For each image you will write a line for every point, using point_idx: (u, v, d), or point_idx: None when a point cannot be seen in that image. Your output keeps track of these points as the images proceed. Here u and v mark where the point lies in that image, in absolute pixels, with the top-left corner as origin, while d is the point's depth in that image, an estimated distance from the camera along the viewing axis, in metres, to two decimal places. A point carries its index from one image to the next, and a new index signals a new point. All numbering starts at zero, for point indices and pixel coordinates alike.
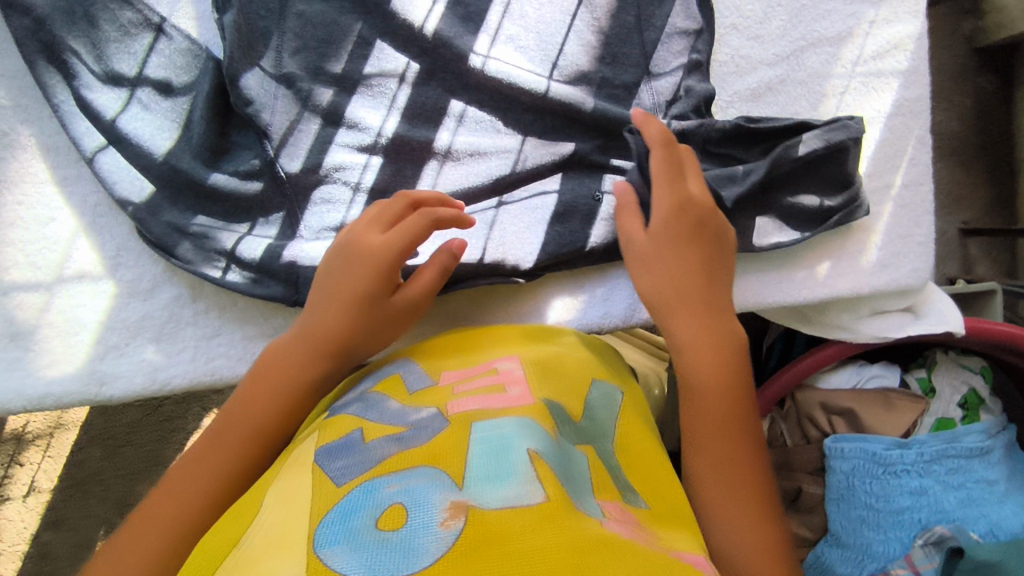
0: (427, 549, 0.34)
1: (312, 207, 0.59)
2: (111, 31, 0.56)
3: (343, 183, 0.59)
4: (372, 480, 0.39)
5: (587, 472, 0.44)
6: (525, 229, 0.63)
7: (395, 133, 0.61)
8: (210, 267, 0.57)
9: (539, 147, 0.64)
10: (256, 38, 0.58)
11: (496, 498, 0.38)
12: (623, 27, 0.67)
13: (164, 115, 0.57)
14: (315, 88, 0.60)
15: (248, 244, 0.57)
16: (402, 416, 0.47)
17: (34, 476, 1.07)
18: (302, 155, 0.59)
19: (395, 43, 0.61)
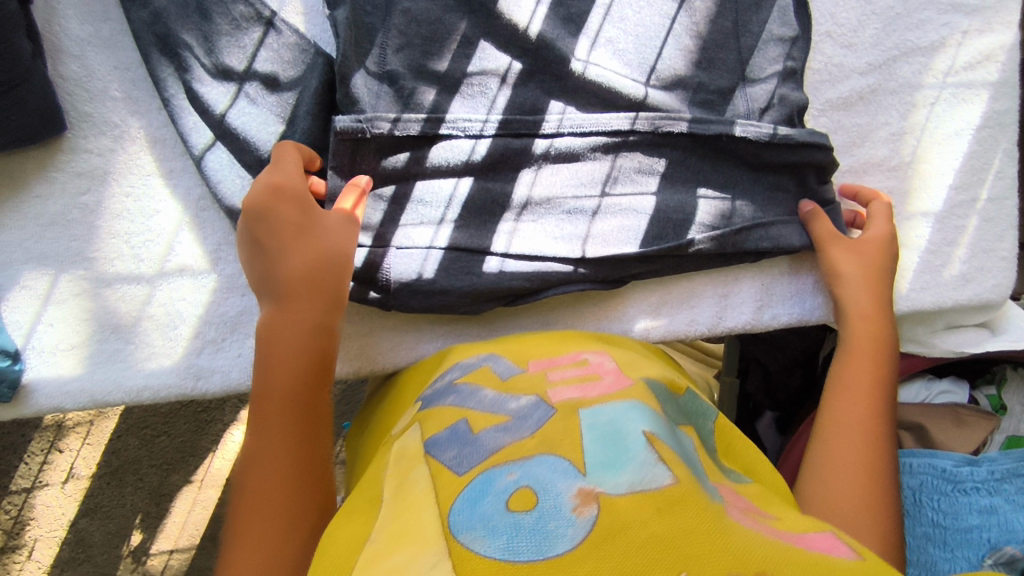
0: (564, 534, 0.34)
1: (408, 211, 0.59)
2: (223, 24, 0.55)
3: (438, 192, 0.59)
4: (488, 470, 0.40)
5: (696, 456, 0.44)
6: (615, 237, 0.61)
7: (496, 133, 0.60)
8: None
9: (632, 158, 0.63)
10: (363, 34, 0.58)
11: (621, 483, 0.37)
12: (721, 32, 0.66)
13: (270, 109, 0.56)
14: (417, 87, 0.59)
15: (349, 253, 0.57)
16: (499, 405, 0.47)
17: (72, 464, 1.06)
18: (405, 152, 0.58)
19: (497, 43, 0.61)
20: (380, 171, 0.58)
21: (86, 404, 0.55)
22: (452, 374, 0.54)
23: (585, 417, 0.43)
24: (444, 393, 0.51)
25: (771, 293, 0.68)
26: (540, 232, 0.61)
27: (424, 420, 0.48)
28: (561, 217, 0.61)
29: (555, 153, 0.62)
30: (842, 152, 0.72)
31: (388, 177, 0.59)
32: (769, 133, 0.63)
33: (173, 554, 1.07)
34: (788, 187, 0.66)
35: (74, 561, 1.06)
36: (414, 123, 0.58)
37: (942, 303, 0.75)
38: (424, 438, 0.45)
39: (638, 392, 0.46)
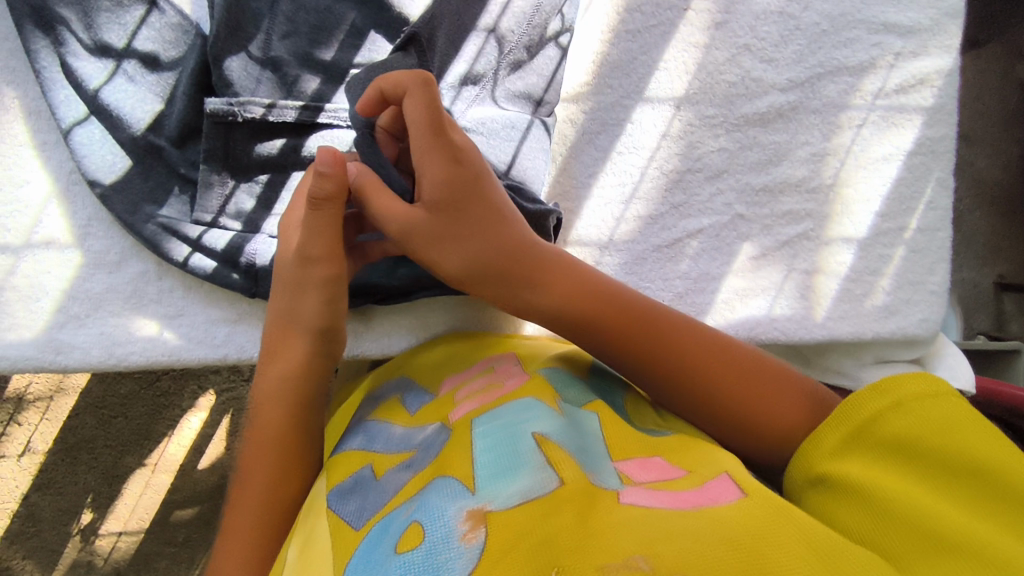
0: (452, 568, 0.32)
1: (284, 196, 0.58)
2: (103, 1, 0.55)
3: None
4: (388, 512, 0.40)
5: (599, 437, 0.44)
6: None
7: None
8: (175, 246, 0.57)
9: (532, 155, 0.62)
10: (246, 18, 0.58)
11: (512, 493, 0.37)
12: None
13: (148, 88, 0.57)
14: (301, 75, 0.59)
15: (215, 234, 0.57)
16: (406, 442, 0.48)
17: (30, 437, 1.04)
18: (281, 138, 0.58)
19: (388, 36, 0.61)
20: (255, 156, 0.58)
21: None
22: (367, 410, 0.55)
23: (476, 428, 0.44)
24: (353, 434, 0.52)
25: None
26: None
27: (330, 470, 0.48)
28: None
29: None
30: (758, 169, 0.69)
31: (264, 163, 0.58)
32: None
33: (122, 536, 1.05)
34: None
35: (24, 535, 1.04)
36: (290, 110, 0.57)
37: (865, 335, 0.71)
38: (330, 488, 0.46)
39: (534, 392, 0.47)
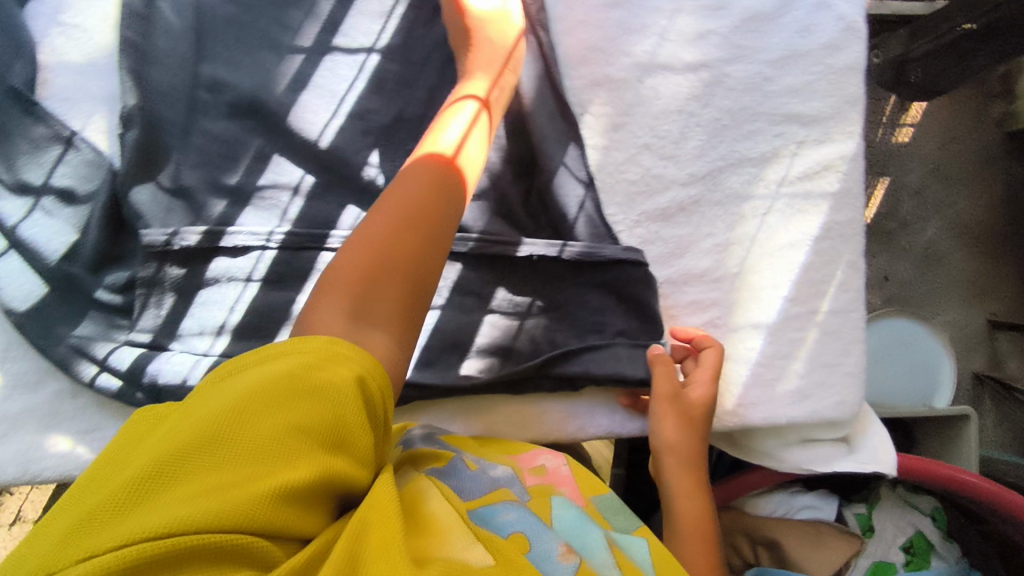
0: (557, 569, 0.46)
1: (193, 311, 0.64)
2: (23, 145, 0.61)
3: (225, 290, 0.64)
4: (490, 505, 0.52)
5: (638, 546, 0.56)
6: None
7: (285, 239, 0.64)
8: (84, 366, 0.61)
9: None
10: (158, 151, 0.63)
11: (602, 561, 0.51)
12: (523, 151, 0.70)
13: (65, 220, 0.62)
14: (209, 201, 0.64)
15: (120, 353, 0.62)
16: (487, 474, 0.57)
17: (13, 509, 1.07)
18: (189, 261, 0.63)
19: (294, 158, 0.65)
20: (166, 279, 0.63)
21: None
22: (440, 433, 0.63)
23: (556, 507, 0.56)
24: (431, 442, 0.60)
25: (576, 422, 0.70)
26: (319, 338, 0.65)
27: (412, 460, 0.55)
28: None
29: None
30: (662, 263, 0.72)
31: (171, 285, 0.63)
32: (559, 247, 0.67)
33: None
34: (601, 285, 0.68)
35: None
36: (194, 236, 0.62)
37: (776, 420, 0.72)
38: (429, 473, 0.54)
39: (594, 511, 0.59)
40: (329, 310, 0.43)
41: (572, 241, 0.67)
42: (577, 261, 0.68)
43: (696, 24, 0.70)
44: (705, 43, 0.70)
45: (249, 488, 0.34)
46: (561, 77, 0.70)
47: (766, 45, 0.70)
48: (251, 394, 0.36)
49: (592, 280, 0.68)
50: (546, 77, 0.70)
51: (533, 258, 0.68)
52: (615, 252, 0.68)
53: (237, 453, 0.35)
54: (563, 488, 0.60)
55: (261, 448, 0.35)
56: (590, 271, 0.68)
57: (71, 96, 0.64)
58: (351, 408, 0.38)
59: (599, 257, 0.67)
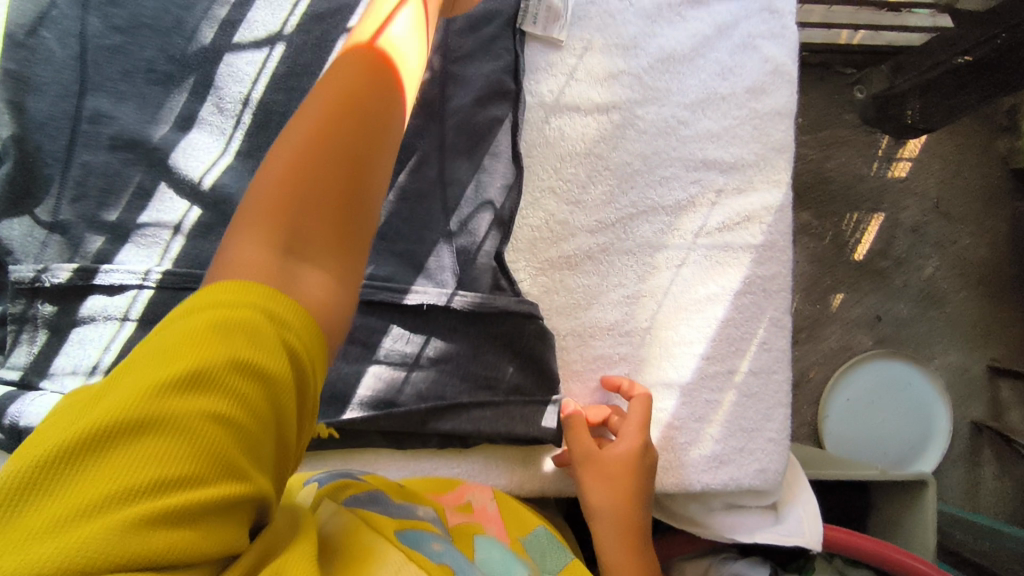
0: None
1: (66, 349, 0.60)
2: None
3: (100, 328, 0.60)
4: (415, 530, 0.48)
5: None
6: None
7: (161, 278, 0.61)
8: None
9: None
10: (36, 184, 0.61)
11: None
12: (424, 181, 0.65)
13: None
14: (86, 236, 0.61)
15: None
16: (409, 509, 0.52)
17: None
18: (59, 299, 0.61)
19: (178, 193, 0.63)
20: (37, 317, 0.60)
21: None
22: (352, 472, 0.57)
23: (478, 548, 0.51)
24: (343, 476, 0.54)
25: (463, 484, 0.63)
26: None
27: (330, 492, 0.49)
28: None
29: None
30: (566, 314, 0.66)
31: (43, 322, 0.60)
32: (449, 294, 0.63)
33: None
34: (496, 336, 0.63)
35: None
36: (66, 271, 0.60)
37: (689, 488, 0.65)
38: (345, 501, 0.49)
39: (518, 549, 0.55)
40: (253, 240, 0.35)
41: (465, 291, 0.63)
42: (469, 312, 0.62)
43: (607, 64, 0.68)
44: (617, 83, 0.68)
45: (160, 493, 0.27)
46: (463, 113, 0.66)
47: (680, 87, 0.68)
48: (158, 367, 0.29)
49: (486, 331, 0.63)
50: (444, 113, 0.66)
51: (422, 306, 0.62)
52: (511, 303, 0.63)
53: (150, 448, 0.28)
54: (488, 528, 0.55)
55: (169, 458, 0.28)
56: (484, 322, 0.63)
57: None
58: (279, 395, 0.31)
59: (493, 309, 0.62)
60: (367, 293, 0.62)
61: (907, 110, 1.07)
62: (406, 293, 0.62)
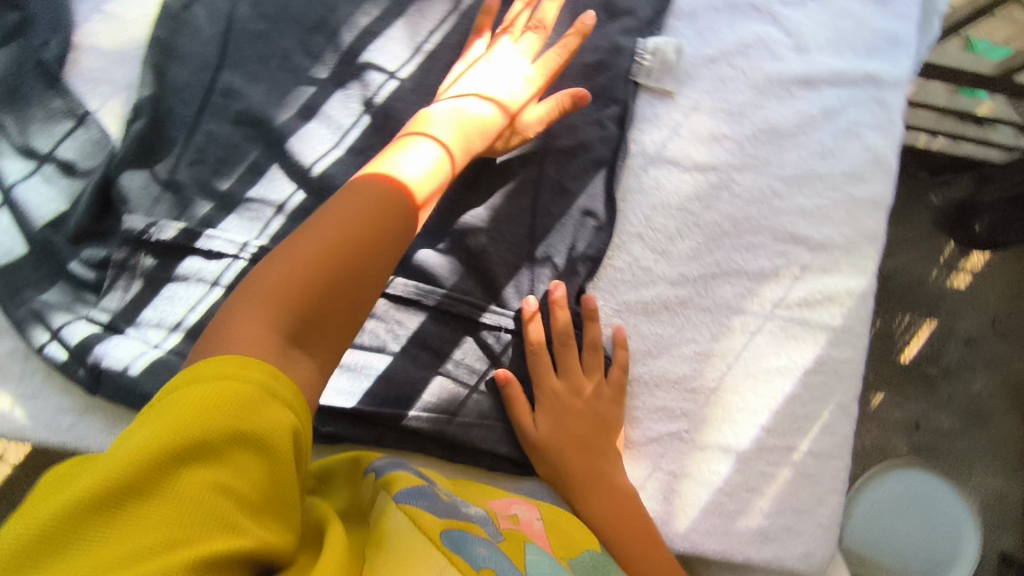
0: None
1: (156, 301, 0.63)
2: (39, 113, 0.63)
3: (191, 287, 0.63)
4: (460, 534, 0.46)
5: None
6: (336, 384, 0.62)
7: (257, 251, 0.62)
8: (37, 332, 0.61)
9: (391, 310, 0.64)
10: (162, 143, 0.65)
11: None
12: (518, 208, 0.67)
13: (59, 190, 0.63)
14: (196, 200, 0.64)
15: (74, 327, 0.61)
16: (458, 510, 0.50)
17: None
18: (160, 253, 0.63)
19: (288, 174, 0.65)
20: (137, 266, 0.63)
21: None
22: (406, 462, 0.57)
23: (527, 556, 0.49)
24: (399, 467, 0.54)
25: None
26: None
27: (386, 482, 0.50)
28: None
29: None
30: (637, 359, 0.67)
31: (141, 272, 0.63)
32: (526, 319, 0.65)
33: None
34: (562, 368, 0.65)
35: None
36: (172, 229, 0.63)
37: (730, 557, 0.64)
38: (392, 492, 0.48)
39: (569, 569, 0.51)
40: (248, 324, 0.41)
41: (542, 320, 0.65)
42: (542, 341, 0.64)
43: (712, 126, 0.69)
44: (719, 146, 0.69)
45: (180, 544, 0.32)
46: (568, 148, 0.67)
47: (780, 159, 0.69)
48: (159, 432, 0.34)
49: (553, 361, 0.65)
50: (551, 145, 0.67)
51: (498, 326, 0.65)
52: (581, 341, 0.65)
53: (157, 509, 0.33)
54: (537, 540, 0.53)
55: (182, 516, 0.33)
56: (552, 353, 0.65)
57: (92, 75, 0.65)
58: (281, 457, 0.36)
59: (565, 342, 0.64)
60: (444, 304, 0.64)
61: (978, 224, 1.12)
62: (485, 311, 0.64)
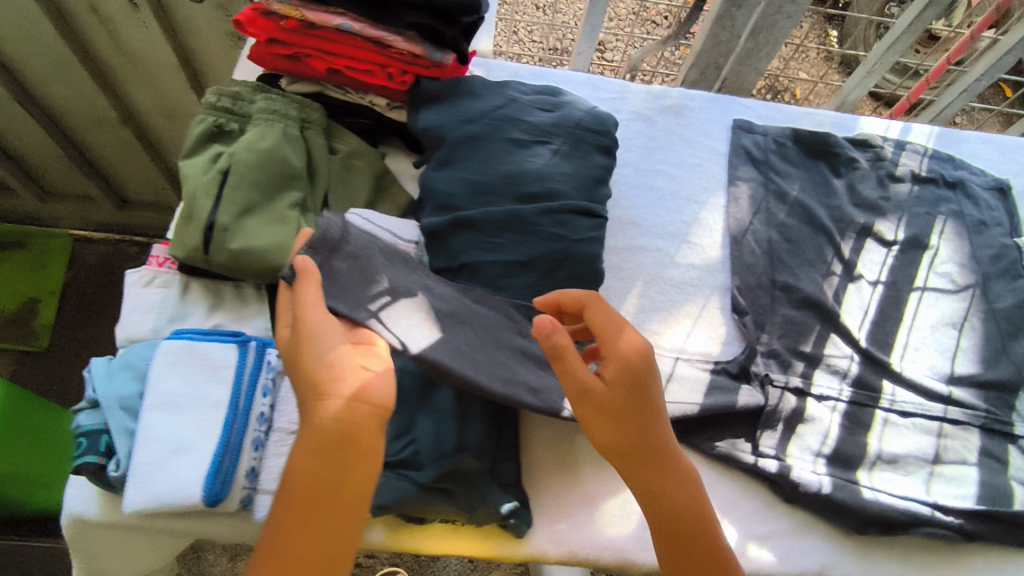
0: None
1: (804, 428, 0.82)
2: (677, 311, 0.89)
3: (822, 411, 0.83)
4: None
5: None
6: (954, 477, 0.81)
7: (858, 373, 0.87)
8: (746, 454, 0.78)
9: (961, 411, 0.86)
10: (757, 325, 0.89)
11: None
12: (995, 349, 0.92)
13: (705, 353, 0.86)
14: (792, 360, 0.86)
15: (767, 458, 0.78)
16: None
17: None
18: (792, 393, 0.83)
19: (844, 338, 0.89)
20: (783, 409, 0.82)
21: (559, 550, 0.73)
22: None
23: None
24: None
25: None
26: (893, 464, 0.81)
27: None
28: (909, 449, 0.82)
29: (895, 409, 0.85)
30: None
31: (785, 411, 0.82)
32: None
33: None
34: None
35: None
36: (799, 377, 0.85)
37: None
38: None
39: None
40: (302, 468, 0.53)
41: None
42: None
43: None
44: None
45: None
46: (1009, 309, 0.94)
47: None
48: None
49: None
50: (997, 308, 0.95)
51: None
52: None
53: None
54: None
55: None
56: None
57: (695, 282, 0.91)
58: None
59: None
60: (989, 422, 0.85)
61: None
62: (1010, 430, 0.85)
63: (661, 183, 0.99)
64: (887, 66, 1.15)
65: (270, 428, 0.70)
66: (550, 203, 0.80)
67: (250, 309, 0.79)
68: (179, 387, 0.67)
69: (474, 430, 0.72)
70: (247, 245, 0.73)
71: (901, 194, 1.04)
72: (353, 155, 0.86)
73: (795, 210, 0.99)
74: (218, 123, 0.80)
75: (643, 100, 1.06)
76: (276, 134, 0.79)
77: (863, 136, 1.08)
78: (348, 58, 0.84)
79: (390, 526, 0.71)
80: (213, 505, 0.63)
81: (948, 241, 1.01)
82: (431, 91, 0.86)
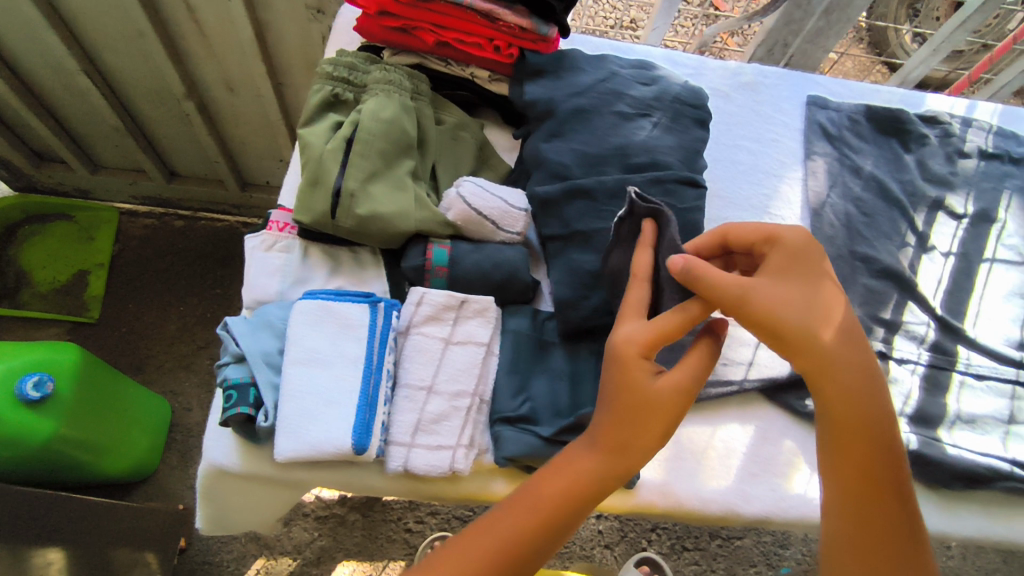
0: None
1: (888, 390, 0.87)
2: None
3: (904, 374, 0.88)
4: None
5: None
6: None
7: (935, 339, 0.91)
8: None
9: None
10: (839, 293, 0.93)
11: None
12: None
13: None
14: (874, 326, 0.91)
15: None
16: None
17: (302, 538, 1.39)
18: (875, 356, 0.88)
19: (922, 306, 0.93)
20: None
21: (667, 501, 0.76)
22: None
23: None
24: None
25: None
26: (970, 424, 0.86)
27: None
28: (984, 411, 0.87)
29: (971, 373, 0.89)
30: None
31: None
32: None
33: None
34: None
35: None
36: (880, 342, 0.90)
37: None
38: None
39: None
40: (591, 460, 0.63)
41: None
42: None
43: None
44: None
45: None
46: None
47: None
48: None
49: None
50: None
51: None
52: None
53: None
54: None
55: None
56: None
57: None
58: None
59: None
60: None
61: None
62: None
63: (742, 157, 1.03)
64: (952, 44, 1.18)
65: (399, 385, 0.72)
66: (653, 174, 0.83)
67: (367, 274, 0.81)
68: (319, 343, 0.70)
69: (588, 387, 0.77)
70: (375, 210, 0.76)
71: (969, 170, 1.08)
72: (458, 126, 0.89)
73: (870, 184, 1.03)
74: (336, 92, 0.83)
75: (721, 77, 1.10)
76: (393, 104, 0.82)
77: (931, 113, 1.12)
78: (457, 31, 0.88)
79: (508, 478, 0.74)
80: (360, 452, 0.66)
81: (1014, 215, 1.05)
82: (539, 64, 0.91)
